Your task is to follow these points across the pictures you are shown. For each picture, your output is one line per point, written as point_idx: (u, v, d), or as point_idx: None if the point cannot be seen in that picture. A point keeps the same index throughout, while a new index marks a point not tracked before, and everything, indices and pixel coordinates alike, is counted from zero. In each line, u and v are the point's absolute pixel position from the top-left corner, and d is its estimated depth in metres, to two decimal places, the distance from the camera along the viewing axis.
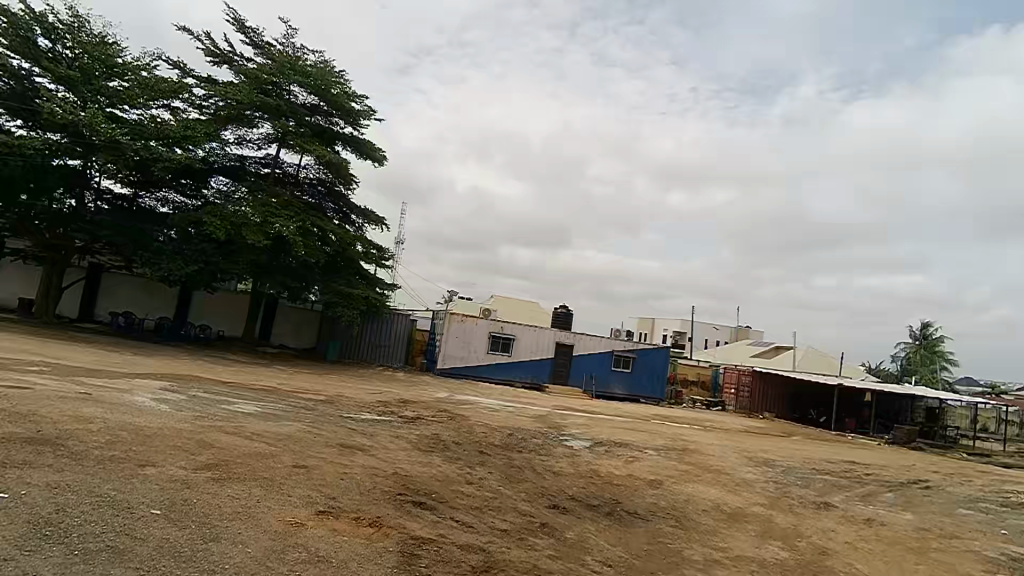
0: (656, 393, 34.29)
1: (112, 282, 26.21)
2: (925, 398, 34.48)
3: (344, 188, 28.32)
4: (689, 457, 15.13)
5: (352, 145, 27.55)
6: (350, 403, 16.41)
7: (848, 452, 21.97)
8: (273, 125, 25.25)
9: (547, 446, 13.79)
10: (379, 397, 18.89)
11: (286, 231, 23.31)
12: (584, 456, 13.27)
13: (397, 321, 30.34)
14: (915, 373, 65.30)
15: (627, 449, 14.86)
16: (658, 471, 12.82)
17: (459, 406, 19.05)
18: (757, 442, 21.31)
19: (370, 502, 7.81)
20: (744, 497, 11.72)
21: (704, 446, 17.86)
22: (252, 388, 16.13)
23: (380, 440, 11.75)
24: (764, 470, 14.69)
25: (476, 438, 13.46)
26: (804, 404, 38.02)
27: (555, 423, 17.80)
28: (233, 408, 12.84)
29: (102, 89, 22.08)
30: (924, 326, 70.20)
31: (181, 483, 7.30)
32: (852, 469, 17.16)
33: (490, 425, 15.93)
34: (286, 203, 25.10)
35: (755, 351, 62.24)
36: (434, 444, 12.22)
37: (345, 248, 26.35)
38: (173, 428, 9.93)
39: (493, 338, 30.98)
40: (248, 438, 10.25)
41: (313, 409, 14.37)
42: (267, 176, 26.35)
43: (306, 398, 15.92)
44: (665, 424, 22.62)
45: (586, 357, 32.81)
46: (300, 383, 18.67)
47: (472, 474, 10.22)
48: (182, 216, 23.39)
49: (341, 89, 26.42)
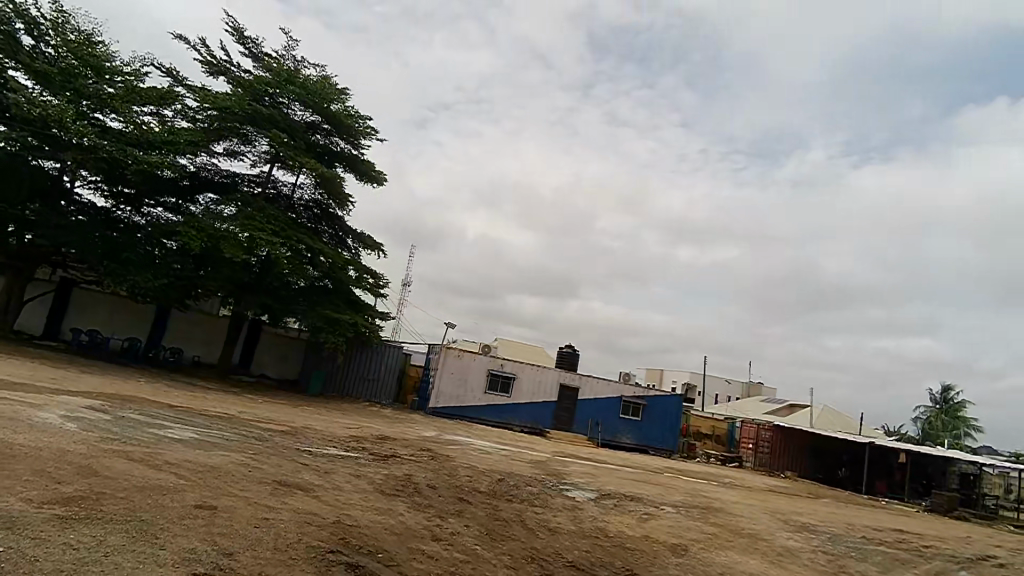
0: (668, 444, 31.47)
1: (81, 298, 24.14)
2: (961, 461, 31.39)
3: (340, 211, 26.42)
4: (715, 516, 12.58)
5: (351, 166, 25.58)
6: (316, 437, 14.02)
7: (890, 519, 19.16)
8: (267, 140, 23.14)
9: (544, 496, 11.35)
10: (355, 432, 16.50)
11: (269, 247, 21.39)
12: (590, 510, 10.77)
13: (389, 353, 28.11)
14: (938, 438, 61.61)
15: (640, 505, 12.31)
16: (680, 533, 10.29)
17: (444, 447, 16.59)
18: (786, 503, 18.55)
19: (283, 564, 5.45)
20: (793, 572, 9.19)
21: (730, 505, 15.23)
22: (204, 414, 13.83)
23: (333, 479, 9.34)
24: (808, 538, 12.08)
25: (457, 483, 11.05)
26: (831, 465, 34.70)
27: (555, 471, 15.26)
28: (162, 433, 10.53)
29: (82, 89, 20.44)
30: (945, 388, 66.78)
31: (0, 522, 5.04)
32: (907, 540, 14.45)
33: (478, 468, 13.51)
34: (274, 218, 23.14)
35: (770, 407, 59.08)
36: (402, 488, 9.80)
37: (335, 270, 24.23)
38: (56, 450, 7.67)
39: (491, 376, 28.63)
40: (156, 468, 7.94)
41: (266, 440, 12.02)
42: (258, 194, 24.31)
43: (263, 427, 13.58)
44: (679, 478, 19.97)
45: (592, 402, 30.24)
46: (267, 413, 16.33)
47: (441, 527, 7.80)
48: (161, 226, 21.62)
49: (342, 105, 24.52)
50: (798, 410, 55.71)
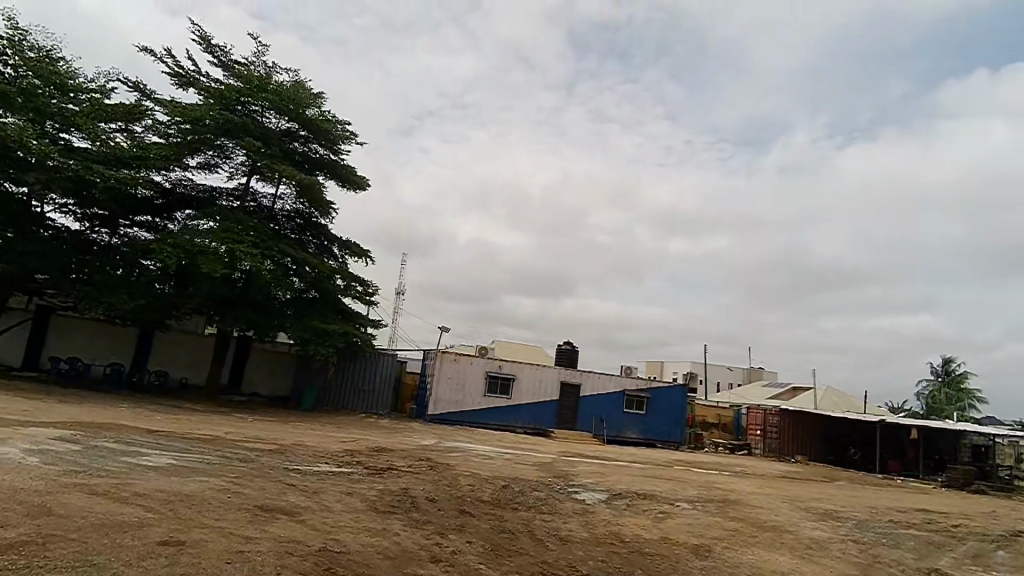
0: (674, 436, 30.79)
1: (60, 325, 23.20)
2: (972, 434, 30.89)
3: (324, 220, 25.50)
4: (734, 510, 11.86)
5: (332, 172, 24.59)
6: (307, 454, 13.23)
7: (910, 498, 18.52)
8: (242, 150, 22.21)
9: (552, 501, 10.62)
10: (349, 445, 15.71)
11: (249, 259, 20.52)
12: (602, 513, 10.04)
13: (383, 361, 27.34)
14: (942, 412, 61.16)
15: (654, 503, 11.58)
16: (700, 532, 9.57)
17: (444, 455, 15.83)
18: (803, 489, 17.87)
19: None
20: (826, 566, 8.50)
21: (746, 495, 14.52)
22: (186, 438, 13.01)
23: (321, 500, 8.58)
24: (834, 526, 11.38)
25: (458, 493, 10.29)
26: (842, 446, 34.13)
27: (561, 472, 14.51)
28: (136, 461, 9.72)
29: (44, 107, 19.58)
30: (946, 361, 66.43)
31: None
32: (933, 520, 13.80)
33: (480, 475, 12.77)
34: (254, 230, 22.19)
35: (773, 391, 58.59)
36: (398, 503, 9.03)
37: (322, 280, 23.35)
38: (6, 489, 6.87)
39: (490, 378, 27.88)
40: (120, 501, 7.14)
41: (251, 461, 11.21)
42: (237, 207, 23.36)
43: (250, 448, 12.78)
44: (690, 471, 19.26)
45: (595, 398, 29.54)
46: (256, 432, 15.53)
47: (440, 546, 7.04)
48: (136, 245, 20.74)
49: (318, 110, 23.52)
50: (801, 393, 55.20)
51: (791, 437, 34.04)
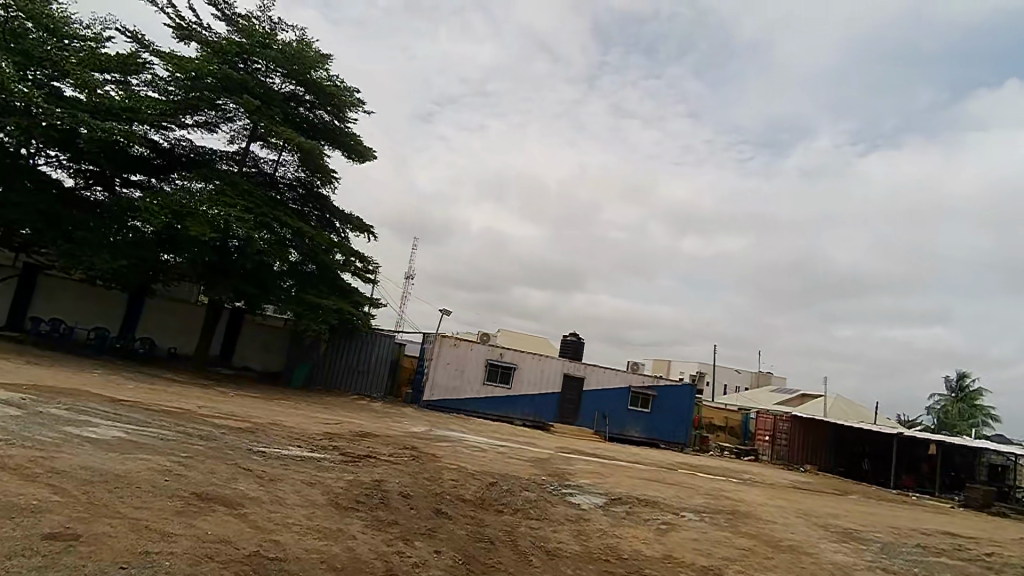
0: (679, 437, 29.58)
1: (46, 285, 22.30)
2: (990, 452, 29.43)
3: (326, 190, 24.25)
4: (745, 524, 10.62)
5: (336, 141, 23.38)
6: (280, 434, 12.12)
7: (929, 518, 17.23)
8: (240, 108, 20.96)
9: (543, 503, 9.45)
10: (331, 428, 14.59)
11: (240, 225, 19.29)
12: (597, 522, 8.84)
13: (380, 342, 26.30)
14: (953, 427, 59.48)
15: (657, 512, 10.38)
16: (708, 550, 8.36)
17: (432, 444, 14.74)
18: (816, 502, 16.61)
19: None
20: None
21: (757, 507, 13.29)
22: (151, 410, 11.94)
23: (276, 490, 7.45)
24: (859, 550, 10.13)
25: (438, 490, 9.13)
26: (853, 457, 32.83)
27: (556, 471, 13.32)
28: (77, 432, 8.62)
29: (32, 50, 18.57)
30: (960, 376, 64.63)
31: None
32: (962, 546, 12.53)
33: (467, 469, 11.64)
34: (250, 193, 20.96)
35: (781, 397, 57.20)
36: (365, 498, 7.87)
37: (319, 252, 22.13)
38: None
39: (491, 366, 26.75)
40: (25, 478, 6.02)
41: (212, 439, 10.11)
42: (235, 171, 22.14)
43: (218, 424, 11.67)
44: (695, 476, 18.07)
45: (599, 393, 28.35)
46: (232, 407, 14.47)
47: (402, 556, 5.89)
48: (122, 203, 19.63)
49: (325, 73, 22.26)
50: (809, 400, 53.82)
51: (802, 445, 32.69)
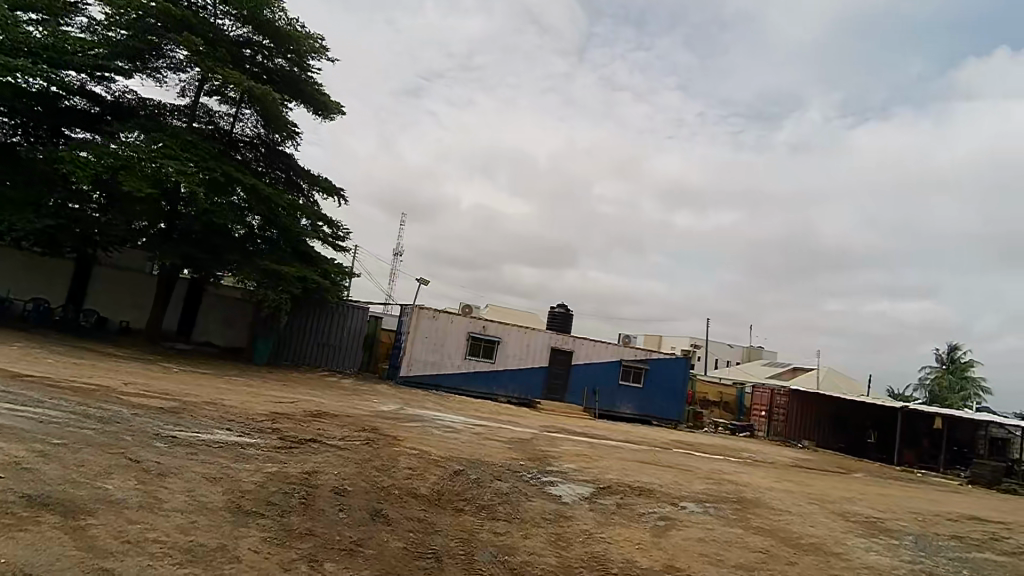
0: (672, 414, 28.17)
1: None
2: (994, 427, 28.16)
3: (288, 146, 22.08)
4: (756, 517, 8.98)
5: (296, 92, 21.21)
6: (211, 415, 10.28)
7: (946, 499, 15.77)
8: (184, 51, 18.70)
9: (516, 497, 7.74)
10: (282, 407, 12.78)
11: (182, 179, 17.30)
12: (580, 521, 7.13)
13: (352, 314, 24.48)
14: (944, 399, 58.71)
15: (653, 503, 8.74)
16: (718, 556, 6.71)
17: (398, 425, 12.99)
18: (826, 484, 15.10)
19: None
20: None
21: (764, 492, 11.69)
22: (54, 387, 10.06)
23: (156, 490, 5.64)
24: (891, 546, 8.53)
25: (385, 484, 7.35)
26: (851, 432, 31.60)
27: (538, 454, 11.62)
28: None
29: None
30: (952, 348, 63.77)
31: None
32: (997, 534, 11.00)
33: (431, 455, 9.94)
34: (197, 147, 18.82)
35: (775, 370, 56.00)
36: (283, 498, 6.10)
37: (278, 215, 20.07)
38: None
39: (472, 340, 25.01)
40: None
41: (113, 422, 8.27)
42: (186, 125, 19.97)
43: (134, 404, 9.82)
44: (691, 456, 16.52)
45: (587, 368, 26.74)
46: (166, 384, 12.65)
47: None
48: (50, 156, 17.49)
49: (282, 14, 20.00)
50: (803, 374, 52.76)
51: (800, 420, 31.35)
